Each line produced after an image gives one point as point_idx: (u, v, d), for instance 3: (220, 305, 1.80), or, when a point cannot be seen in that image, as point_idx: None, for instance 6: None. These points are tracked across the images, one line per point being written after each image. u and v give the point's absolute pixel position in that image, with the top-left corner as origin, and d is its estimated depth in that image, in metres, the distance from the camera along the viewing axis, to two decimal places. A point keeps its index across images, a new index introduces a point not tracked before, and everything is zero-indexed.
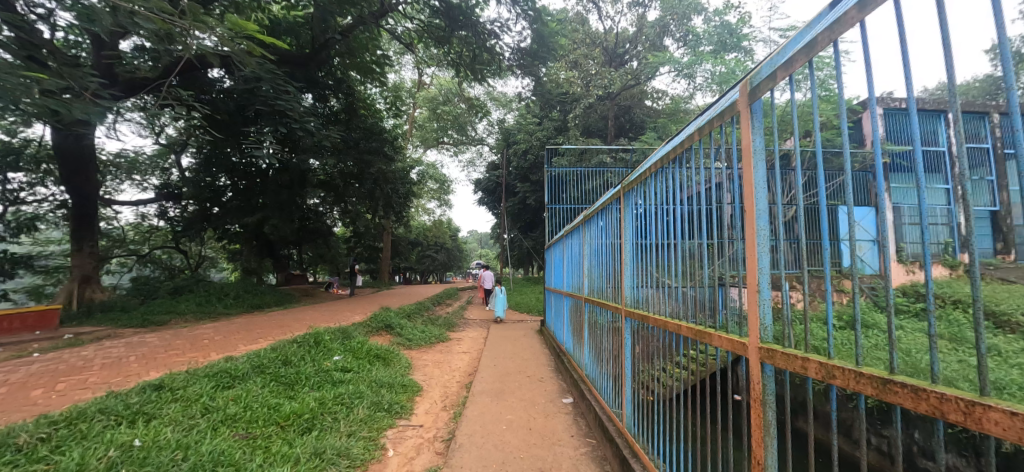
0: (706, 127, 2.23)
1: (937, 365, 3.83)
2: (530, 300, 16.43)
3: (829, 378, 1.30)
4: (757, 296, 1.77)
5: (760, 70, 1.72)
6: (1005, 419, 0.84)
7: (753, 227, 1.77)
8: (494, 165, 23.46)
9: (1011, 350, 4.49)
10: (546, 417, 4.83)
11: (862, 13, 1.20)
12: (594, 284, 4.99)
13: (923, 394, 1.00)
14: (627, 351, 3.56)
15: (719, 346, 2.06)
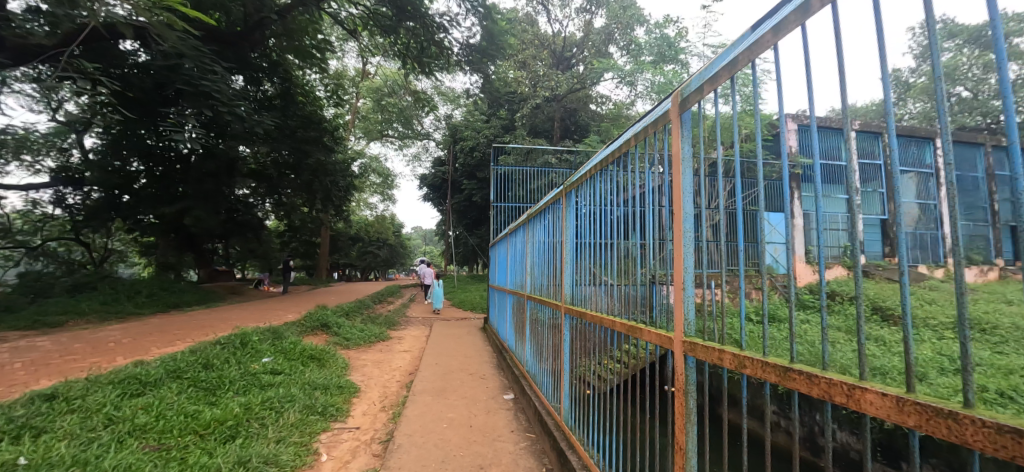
0: (643, 133, 2.34)
1: (835, 354, 4.30)
2: (474, 298, 16.40)
3: (740, 367, 1.42)
4: (682, 293, 1.89)
5: (690, 83, 1.84)
6: (876, 398, 0.96)
7: (679, 228, 1.89)
8: (440, 161, 23.11)
9: (893, 339, 5.18)
10: (487, 414, 4.84)
11: (775, 38, 1.32)
12: (537, 281, 5.06)
13: (815, 380, 1.12)
14: (566, 346, 3.67)
15: (649, 340, 2.18)
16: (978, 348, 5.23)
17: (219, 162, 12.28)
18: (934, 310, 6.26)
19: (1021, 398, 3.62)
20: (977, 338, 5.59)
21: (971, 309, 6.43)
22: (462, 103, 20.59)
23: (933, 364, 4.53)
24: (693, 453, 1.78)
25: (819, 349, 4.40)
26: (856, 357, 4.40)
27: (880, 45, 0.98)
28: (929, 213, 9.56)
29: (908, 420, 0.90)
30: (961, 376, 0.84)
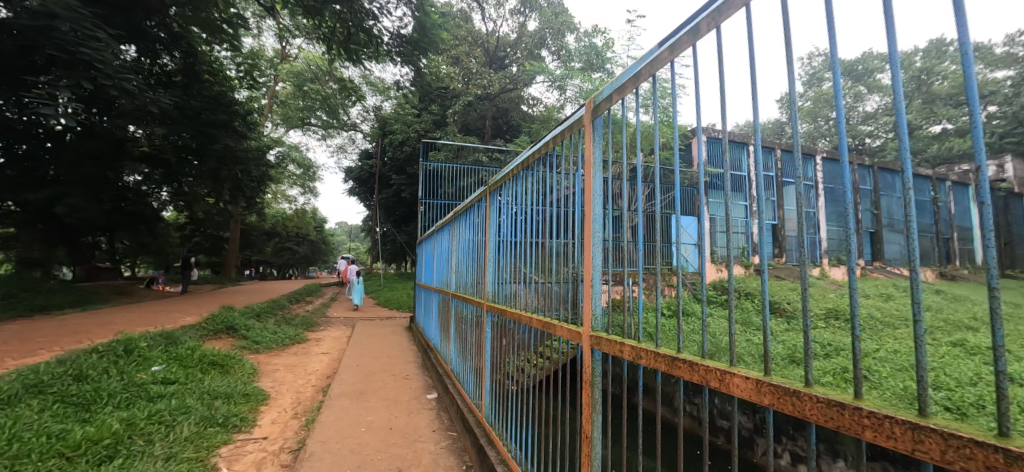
0: (562, 137, 2.48)
1: (733, 345, 4.81)
2: (401, 297, 15.91)
3: (637, 359, 1.54)
4: (591, 290, 2.01)
5: (601, 91, 1.95)
6: (740, 381, 1.10)
7: (589, 229, 2.01)
8: (366, 154, 22.09)
9: (778, 330, 5.93)
10: (408, 415, 4.73)
11: (671, 55, 1.45)
12: (462, 280, 5.05)
13: (694, 367, 1.25)
14: (487, 344, 3.70)
15: (563, 336, 2.29)
16: (844, 336, 6.13)
17: (103, 142, 10.43)
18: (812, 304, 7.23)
19: (872, 377, 4.32)
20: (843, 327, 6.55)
21: (838, 302, 7.55)
22: (392, 95, 19.75)
23: (808, 350, 5.25)
24: (597, 440, 1.90)
25: (719, 341, 4.90)
26: (749, 347, 4.96)
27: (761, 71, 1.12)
28: (811, 221, 10.96)
29: (765, 399, 1.04)
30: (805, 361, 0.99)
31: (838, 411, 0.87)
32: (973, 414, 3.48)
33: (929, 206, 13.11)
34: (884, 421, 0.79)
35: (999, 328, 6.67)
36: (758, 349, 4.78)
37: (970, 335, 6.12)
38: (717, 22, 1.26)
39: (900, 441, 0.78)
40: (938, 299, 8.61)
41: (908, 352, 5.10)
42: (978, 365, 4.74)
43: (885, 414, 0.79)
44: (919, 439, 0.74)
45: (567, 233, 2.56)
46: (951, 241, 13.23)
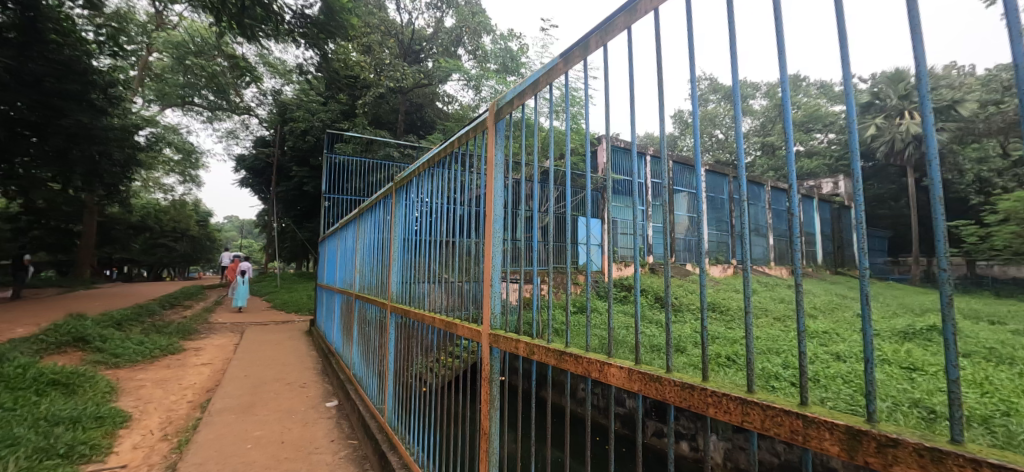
0: (468, 138, 2.53)
1: (629, 338, 5.24)
2: (300, 299, 14.67)
3: (530, 355, 1.63)
4: (490, 289, 2.08)
5: (503, 96, 2.04)
6: (614, 371, 1.21)
7: (490, 229, 2.08)
8: (262, 142, 20.01)
9: (667, 322, 6.58)
10: (304, 426, 4.39)
11: (563, 67, 1.60)
12: (366, 280, 4.83)
13: (578, 360, 1.36)
14: (391, 346, 3.59)
15: (463, 335, 2.34)
16: (719, 325, 6.98)
17: None
18: (695, 298, 8.14)
19: (738, 359, 4.98)
20: (718, 318, 7.47)
21: (717, 297, 8.57)
22: (294, 80, 17.96)
23: (691, 339, 5.90)
24: (495, 436, 1.96)
25: (615, 334, 5.30)
26: (642, 338, 5.42)
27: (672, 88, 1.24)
28: (696, 224, 12.31)
29: (635, 385, 1.16)
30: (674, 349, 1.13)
31: (689, 392, 1.01)
32: (810, 386, 4.19)
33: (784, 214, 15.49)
34: (721, 398, 0.93)
35: (832, 315, 8.11)
36: (648, 340, 5.25)
37: (812, 321, 7.34)
38: (603, 40, 1.42)
39: (733, 415, 0.92)
40: (790, 292, 10.21)
41: (766, 337, 5.99)
42: (816, 346, 5.71)
43: (723, 392, 0.93)
44: (745, 412, 0.88)
45: (471, 233, 2.61)
46: (799, 244, 15.76)
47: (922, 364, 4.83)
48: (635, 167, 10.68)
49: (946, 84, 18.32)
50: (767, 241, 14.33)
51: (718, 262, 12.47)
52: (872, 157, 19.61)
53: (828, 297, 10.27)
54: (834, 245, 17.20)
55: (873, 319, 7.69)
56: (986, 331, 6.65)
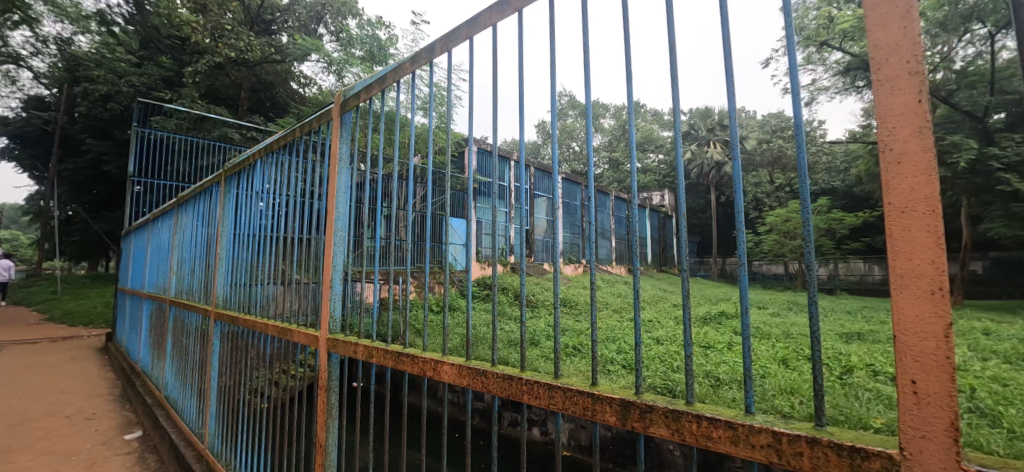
0: (311, 127, 2.37)
1: (488, 335, 5.45)
2: (92, 308, 11.61)
3: (369, 358, 1.67)
4: (329, 291, 2.03)
5: (353, 87, 2.03)
6: (448, 369, 1.36)
7: (332, 226, 2.04)
8: (36, 103, 15.27)
9: (524, 317, 7.01)
10: (90, 465, 3.52)
11: (411, 66, 1.69)
12: (183, 282, 4.09)
13: (416, 360, 1.48)
14: (214, 360, 3.11)
15: (299, 341, 2.20)
16: (568, 318, 7.65)
17: None
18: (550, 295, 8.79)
19: (582, 348, 5.53)
20: (569, 312, 8.18)
21: (570, 293, 9.43)
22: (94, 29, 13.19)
23: (544, 333, 6.35)
24: (332, 446, 1.88)
25: (476, 333, 5.43)
26: (500, 334, 5.66)
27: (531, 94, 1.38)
28: (553, 227, 13.37)
29: (464, 379, 1.30)
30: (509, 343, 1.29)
31: (509, 382, 1.17)
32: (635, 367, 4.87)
33: (623, 220, 17.67)
34: (532, 385, 1.11)
35: (657, 306, 9.61)
36: (505, 335, 5.49)
37: (641, 312, 8.60)
38: (447, 46, 1.52)
39: (543, 398, 1.10)
40: (627, 288, 11.73)
41: (604, 328, 6.81)
42: (643, 333, 6.66)
43: (533, 378, 1.12)
44: (551, 395, 1.07)
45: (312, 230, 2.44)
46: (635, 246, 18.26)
47: (715, 343, 6.00)
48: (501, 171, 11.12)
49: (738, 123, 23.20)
50: (609, 243, 16.19)
51: (570, 262, 13.71)
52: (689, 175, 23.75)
53: (655, 292, 12.08)
54: (659, 248, 20.41)
55: (684, 309, 9.36)
56: (758, 315, 8.57)
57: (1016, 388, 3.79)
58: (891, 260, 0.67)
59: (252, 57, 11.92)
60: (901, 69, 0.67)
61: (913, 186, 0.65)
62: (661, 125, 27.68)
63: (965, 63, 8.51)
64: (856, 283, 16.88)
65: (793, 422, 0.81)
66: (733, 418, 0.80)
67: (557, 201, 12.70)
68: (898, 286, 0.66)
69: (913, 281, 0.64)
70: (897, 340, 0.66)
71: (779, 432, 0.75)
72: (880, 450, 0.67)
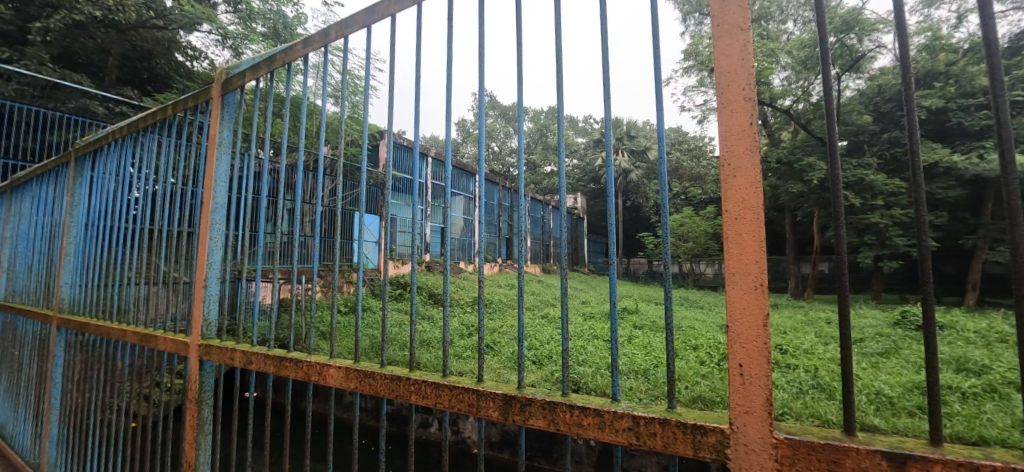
0: (187, 106, 2.14)
1: (399, 335, 5.29)
2: None
3: (246, 364, 1.65)
4: (203, 292, 1.93)
5: (237, 65, 1.93)
6: (335, 372, 1.43)
7: (207, 219, 1.92)
8: None
9: (439, 317, 6.90)
10: None
11: (303, 47, 1.68)
12: (16, 282, 3.38)
13: (300, 365, 1.53)
14: (54, 376, 2.62)
15: (164, 348, 2.01)
16: (484, 317, 7.71)
17: None
18: (465, 294, 8.78)
19: (496, 346, 5.58)
20: (485, 310, 8.24)
21: (486, 292, 9.49)
22: None
23: (458, 332, 6.27)
24: (203, 462, 1.77)
25: (386, 334, 5.23)
26: (414, 335, 5.51)
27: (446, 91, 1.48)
28: (470, 226, 13.41)
29: (353, 383, 1.40)
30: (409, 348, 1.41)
31: (397, 383, 1.31)
32: (546, 362, 5.00)
33: (540, 221, 18.19)
34: (422, 386, 1.26)
35: (568, 303, 10.06)
36: (419, 335, 5.36)
37: (553, 309, 8.92)
38: (343, 31, 1.55)
39: (430, 397, 1.25)
40: (541, 286, 12.11)
41: (518, 325, 6.95)
42: (554, 329, 6.92)
43: (422, 379, 1.26)
44: (439, 394, 1.23)
45: (183, 223, 2.20)
46: (549, 246, 19.00)
47: (618, 337, 6.46)
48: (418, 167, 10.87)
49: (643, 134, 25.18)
50: (525, 243, 16.60)
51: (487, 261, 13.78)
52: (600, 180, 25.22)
53: (567, 290, 12.64)
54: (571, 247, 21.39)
55: (592, 305, 9.92)
56: (657, 310, 9.37)
57: (848, 366, 4.59)
58: (726, 263, 0.91)
59: (123, 18, 8.92)
60: (737, 99, 0.91)
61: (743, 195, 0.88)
62: (575, 132, 29.07)
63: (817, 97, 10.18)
64: None
65: (650, 406, 1.03)
66: (601, 405, 1.00)
67: (475, 199, 12.71)
68: (730, 282, 0.89)
69: (742, 279, 0.87)
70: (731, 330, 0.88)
71: (639, 415, 0.96)
72: (714, 424, 0.88)
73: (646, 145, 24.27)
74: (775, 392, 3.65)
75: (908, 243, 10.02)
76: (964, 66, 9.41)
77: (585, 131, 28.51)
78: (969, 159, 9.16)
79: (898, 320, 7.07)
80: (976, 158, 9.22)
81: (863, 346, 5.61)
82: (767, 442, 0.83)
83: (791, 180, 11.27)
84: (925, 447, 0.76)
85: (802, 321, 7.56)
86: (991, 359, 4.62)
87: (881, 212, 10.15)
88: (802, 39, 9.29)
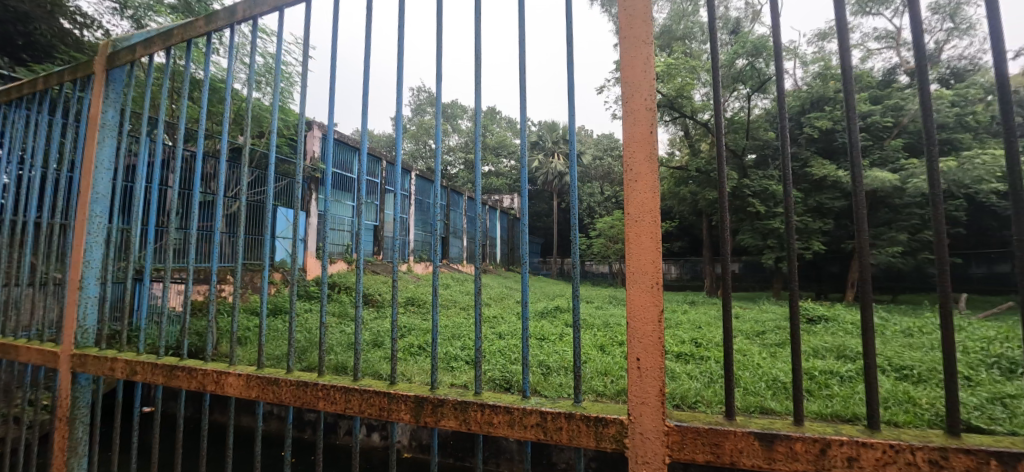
0: (62, 80, 1.89)
1: (323, 338, 5.03)
2: None
3: (131, 374, 1.56)
4: (80, 294, 1.73)
5: (129, 37, 1.76)
6: (233, 381, 1.43)
7: (86, 210, 1.74)
8: None
9: (368, 319, 6.62)
10: None
11: (205, 26, 1.58)
12: None
13: (193, 373, 1.50)
14: None
15: (27, 361, 1.77)
16: (417, 317, 7.53)
17: None
18: (398, 294, 8.51)
19: (428, 347, 5.46)
20: (418, 310, 8.04)
21: (420, 292, 9.30)
22: None
23: (389, 333, 6.03)
24: None
25: (309, 337, 4.93)
26: (341, 337, 5.24)
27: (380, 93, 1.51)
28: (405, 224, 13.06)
29: (252, 392, 1.42)
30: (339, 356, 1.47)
31: (304, 389, 1.35)
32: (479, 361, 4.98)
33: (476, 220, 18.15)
34: (330, 391, 1.32)
35: (504, 302, 10.16)
36: (346, 337, 5.09)
37: (488, 308, 8.95)
38: (251, 13, 1.49)
39: (339, 403, 1.31)
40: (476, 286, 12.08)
41: (452, 326, 6.83)
42: (488, 328, 6.91)
43: (331, 385, 1.32)
44: (348, 399, 1.29)
45: (54, 214, 1.93)
46: (486, 245, 19.04)
47: (551, 334, 6.62)
48: (349, 161, 10.36)
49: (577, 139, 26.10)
50: (461, 242, 16.48)
51: (422, 260, 13.51)
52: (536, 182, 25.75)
53: (502, 290, 12.73)
54: (507, 247, 21.60)
55: (526, 304, 10.10)
56: (588, 308, 9.74)
57: (751, 356, 5.10)
58: (629, 263, 1.07)
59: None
60: (642, 105, 1.09)
61: (644, 199, 1.07)
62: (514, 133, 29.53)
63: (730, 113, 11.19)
64: None
65: (559, 402, 1.18)
66: (510, 403, 1.14)
67: (410, 197, 12.42)
68: (631, 281, 1.06)
69: (641, 278, 1.04)
70: (631, 329, 1.04)
71: (546, 411, 1.11)
72: (614, 416, 1.05)
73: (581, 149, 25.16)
74: (690, 381, 3.93)
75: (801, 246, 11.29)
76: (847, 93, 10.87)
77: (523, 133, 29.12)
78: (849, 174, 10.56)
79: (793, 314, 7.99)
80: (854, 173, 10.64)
81: (764, 338, 6.25)
82: (659, 430, 1.01)
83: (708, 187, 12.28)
84: (792, 429, 0.96)
85: (715, 316, 8.23)
86: (863, 347, 5.37)
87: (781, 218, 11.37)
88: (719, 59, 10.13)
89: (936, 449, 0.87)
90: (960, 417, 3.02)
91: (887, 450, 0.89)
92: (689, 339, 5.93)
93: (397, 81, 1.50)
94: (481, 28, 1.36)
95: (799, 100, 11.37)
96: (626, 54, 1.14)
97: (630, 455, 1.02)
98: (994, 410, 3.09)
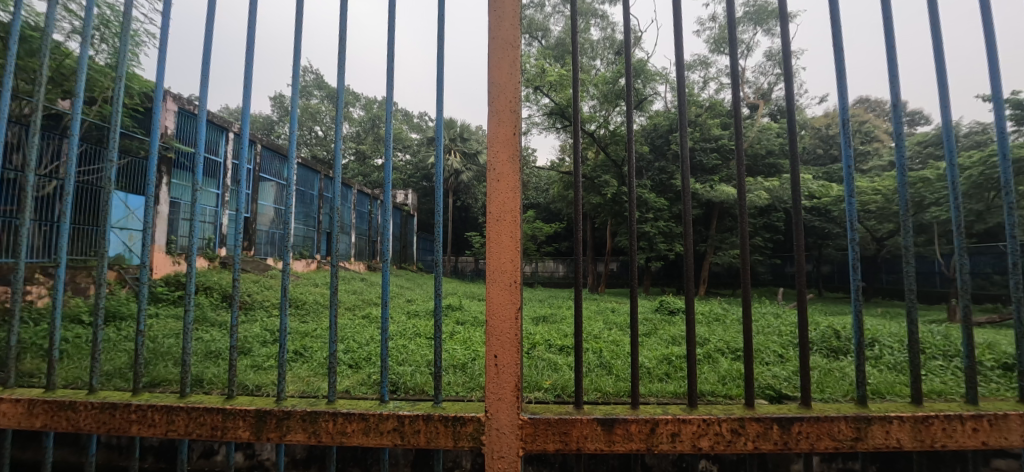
0: None
1: (166, 346, 4.27)
2: None
3: None
4: None
5: None
6: (7, 408, 1.29)
7: None
8: None
9: (224, 323, 5.65)
10: None
11: None
12: None
13: None
14: None
15: None
16: (292, 321, 6.81)
17: None
18: (268, 295, 7.63)
19: (305, 352, 4.96)
20: (293, 313, 7.28)
21: (295, 291, 8.44)
22: None
23: (257, 338, 5.32)
24: None
25: (158, 347, 4.17)
26: (194, 346, 4.48)
27: (248, 81, 1.51)
28: (282, 216, 11.86)
29: (36, 420, 1.28)
30: (181, 379, 1.35)
31: (111, 414, 1.26)
32: (363, 365, 4.65)
33: (366, 215, 17.22)
34: (148, 413, 1.24)
35: (393, 301, 9.76)
36: (195, 349, 4.34)
37: (374, 308, 8.49)
38: None
39: (161, 425, 1.24)
40: (362, 284, 11.35)
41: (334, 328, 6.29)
42: (374, 329, 6.53)
43: (148, 406, 1.25)
44: (173, 420, 1.23)
45: None
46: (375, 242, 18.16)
47: (441, 333, 6.52)
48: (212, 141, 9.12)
49: (474, 138, 26.13)
50: (349, 238, 15.51)
51: (302, 257, 12.40)
52: (432, 179, 25.38)
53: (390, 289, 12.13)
54: (399, 245, 20.76)
55: (416, 303, 9.77)
56: (480, 305, 9.80)
57: (622, 346, 5.63)
58: (490, 264, 1.20)
59: None
60: (507, 104, 1.22)
61: (505, 198, 1.19)
62: (410, 127, 28.86)
63: (613, 126, 12.27)
64: (546, 277, 21.29)
65: (418, 405, 1.28)
66: (366, 411, 1.20)
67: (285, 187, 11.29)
68: (492, 279, 1.19)
69: (500, 276, 1.17)
70: (491, 323, 1.17)
71: (403, 416, 1.19)
72: (472, 416, 1.18)
73: (478, 148, 25.46)
74: (569, 372, 4.20)
75: (666, 248, 12.73)
76: (704, 117, 12.80)
77: (420, 128, 28.61)
78: (703, 186, 12.32)
79: (660, 307, 9.01)
80: (708, 186, 12.46)
81: (635, 330, 6.94)
82: (514, 424, 1.15)
83: (591, 192, 13.19)
84: (630, 415, 1.18)
85: (596, 311, 8.91)
86: (711, 334, 6.27)
87: (651, 223, 12.72)
88: (605, 76, 11.05)
89: (735, 419, 1.14)
90: (775, 386, 3.72)
91: (700, 424, 1.14)
92: (572, 333, 6.30)
93: (252, 67, 1.51)
94: (345, 26, 1.48)
95: (668, 120, 13.07)
96: (494, 54, 1.26)
97: (486, 451, 1.15)
98: (795, 380, 3.87)
